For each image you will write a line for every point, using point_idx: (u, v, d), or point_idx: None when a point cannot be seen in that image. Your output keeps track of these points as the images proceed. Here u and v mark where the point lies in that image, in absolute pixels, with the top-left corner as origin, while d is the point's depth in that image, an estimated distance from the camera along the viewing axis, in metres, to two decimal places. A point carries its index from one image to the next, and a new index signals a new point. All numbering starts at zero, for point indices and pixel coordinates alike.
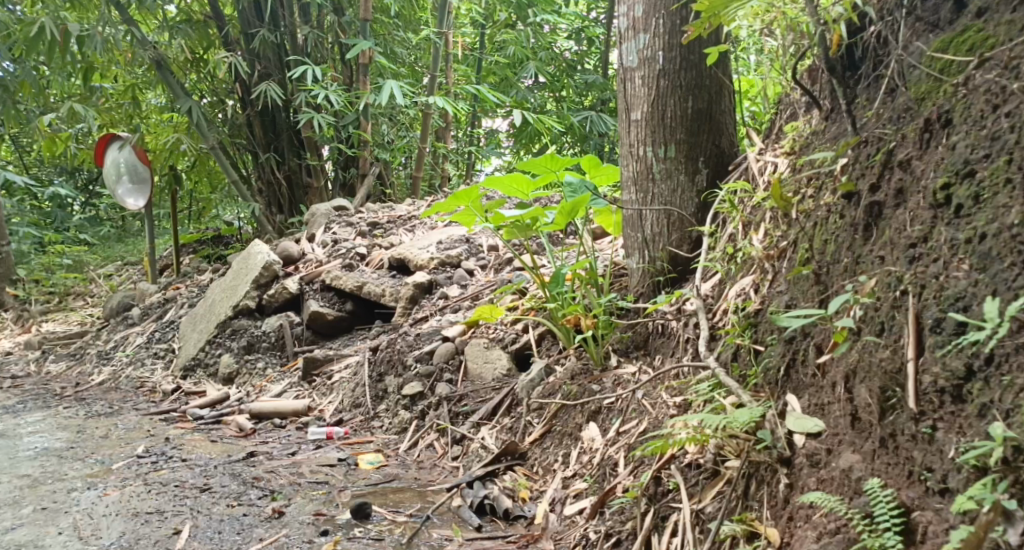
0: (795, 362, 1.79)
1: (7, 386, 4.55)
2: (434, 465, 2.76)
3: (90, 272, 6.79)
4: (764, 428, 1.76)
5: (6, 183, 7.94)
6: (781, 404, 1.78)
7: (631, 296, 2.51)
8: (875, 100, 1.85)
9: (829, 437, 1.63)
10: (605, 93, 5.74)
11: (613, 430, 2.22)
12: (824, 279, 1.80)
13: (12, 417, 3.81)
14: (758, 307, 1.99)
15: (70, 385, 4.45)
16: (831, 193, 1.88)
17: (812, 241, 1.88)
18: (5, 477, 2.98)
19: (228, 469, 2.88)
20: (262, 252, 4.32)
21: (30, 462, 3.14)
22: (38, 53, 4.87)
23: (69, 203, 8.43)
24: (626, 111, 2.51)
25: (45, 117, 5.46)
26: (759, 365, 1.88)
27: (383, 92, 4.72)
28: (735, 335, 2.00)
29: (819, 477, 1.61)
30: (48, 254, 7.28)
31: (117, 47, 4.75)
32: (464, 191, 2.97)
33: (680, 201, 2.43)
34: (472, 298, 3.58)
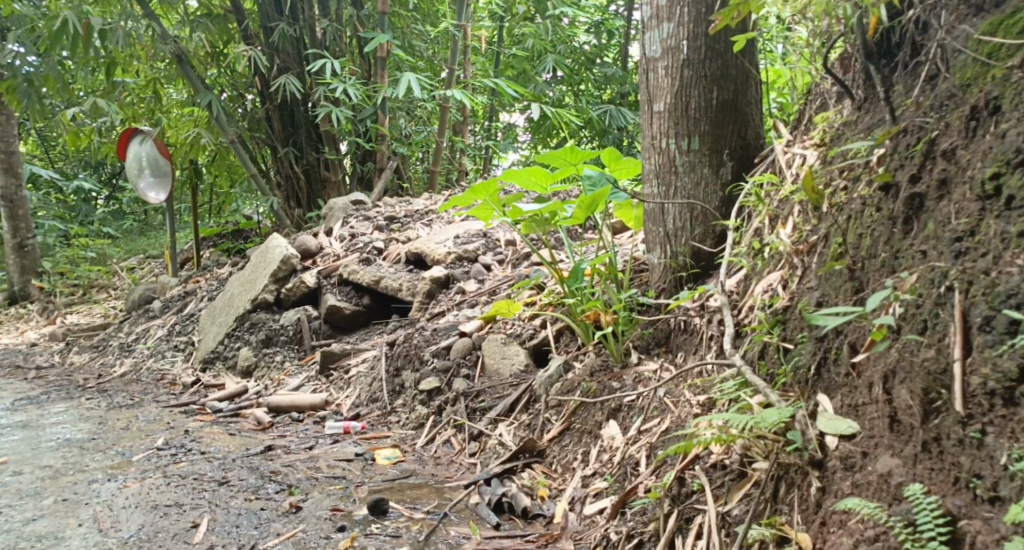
0: (826, 361, 1.74)
1: (30, 377, 4.56)
2: (451, 461, 2.72)
3: (112, 264, 6.81)
4: (794, 428, 1.71)
5: (30, 176, 7.99)
6: (812, 405, 1.73)
7: (652, 292, 2.46)
8: (914, 89, 1.79)
9: (864, 440, 1.59)
10: (624, 85, 5.76)
11: (634, 428, 2.18)
12: (859, 275, 1.74)
13: (34, 408, 3.82)
14: (787, 303, 1.93)
15: (92, 376, 4.46)
16: (866, 186, 1.82)
17: (846, 234, 1.82)
18: (26, 468, 2.98)
19: (247, 462, 2.86)
20: (280, 246, 4.29)
21: (51, 452, 3.13)
22: (61, 47, 4.88)
23: (93, 197, 8.49)
24: (649, 103, 2.46)
25: (69, 111, 5.48)
26: (788, 364, 1.83)
27: (401, 85, 4.68)
28: (762, 332, 1.94)
29: (853, 481, 1.56)
30: (71, 247, 7.33)
31: (138, 40, 4.75)
32: (482, 184, 2.93)
33: (704, 195, 2.38)
34: (489, 293, 3.54)
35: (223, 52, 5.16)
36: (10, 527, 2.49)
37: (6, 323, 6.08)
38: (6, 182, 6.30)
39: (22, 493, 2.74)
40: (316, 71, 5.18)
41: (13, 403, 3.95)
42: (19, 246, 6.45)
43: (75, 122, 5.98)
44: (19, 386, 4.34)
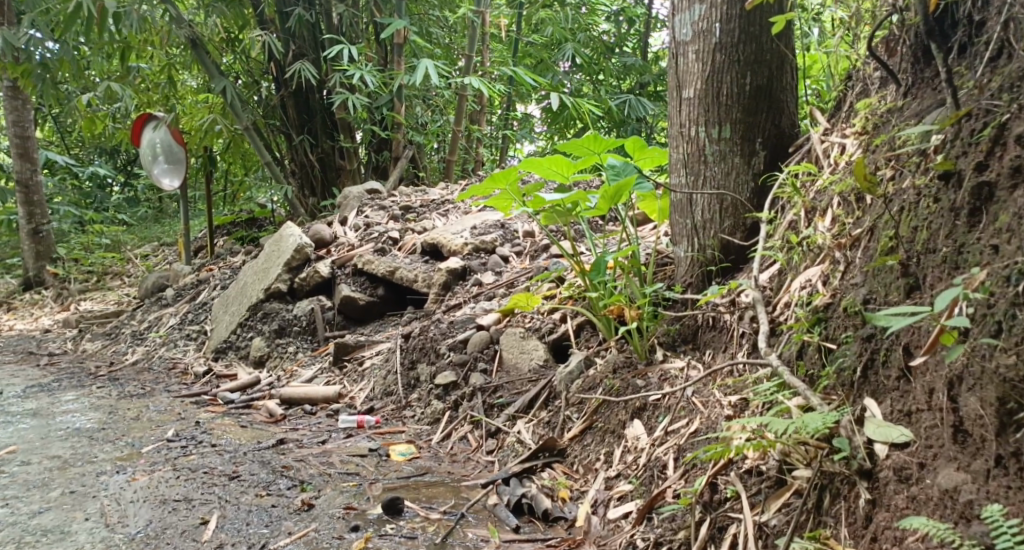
0: (873, 364, 1.65)
1: (42, 364, 4.51)
2: (468, 459, 2.64)
3: (126, 252, 6.77)
4: (840, 435, 1.62)
5: (45, 162, 7.95)
6: (858, 409, 1.64)
7: (678, 286, 2.37)
8: (977, 71, 1.69)
9: (921, 451, 1.51)
10: (644, 76, 5.58)
11: (661, 428, 2.09)
12: (914, 271, 1.65)
13: (45, 396, 3.77)
14: (828, 300, 1.84)
15: (104, 364, 4.41)
16: (921, 175, 1.72)
17: (898, 227, 1.72)
18: (34, 458, 2.92)
19: (258, 456, 2.79)
20: (295, 235, 4.22)
21: (60, 442, 3.07)
22: (76, 32, 4.82)
23: (109, 184, 8.46)
24: (677, 89, 2.36)
25: (84, 97, 5.42)
26: (831, 365, 1.74)
27: (418, 72, 4.58)
28: (802, 331, 1.85)
29: (909, 495, 1.49)
30: (87, 233, 7.29)
31: (153, 24, 4.69)
32: (501, 172, 2.84)
33: (735, 185, 2.28)
34: (507, 285, 3.45)
35: (238, 37, 5.13)
36: (16, 520, 2.43)
37: (19, 309, 6.05)
38: (21, 167, 6.26)
39: (29, 485, 2.68)
40: (332, 57, 5.09)
41: (24, 390, 3.90)
42: (33, 232, 6.41)
43: (90, 108, 5.92)
44: (31, 373, 4.30)
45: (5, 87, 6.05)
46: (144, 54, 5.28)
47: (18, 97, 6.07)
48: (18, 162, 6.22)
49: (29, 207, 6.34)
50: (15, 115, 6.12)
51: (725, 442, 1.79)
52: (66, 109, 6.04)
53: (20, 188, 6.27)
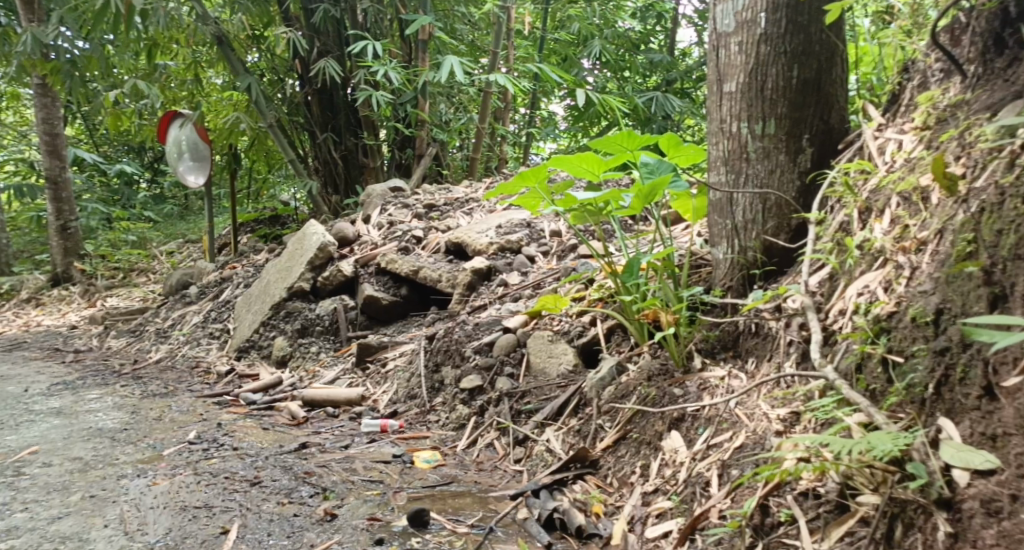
0: (947, 381, 1.58)
1: (66, 361, 4.47)
2: (495, 467, 2.55)
3: (152, 249, 6.73)
4: (913, 459, 1.55)
5: (72, 159, 7.92)
6: (932, 430, 1.57)
7: (717, 289, 2.25)
8: None
9: (1012, 481, 1.43)
10: (670, 72, 5.45)
11: (702, 440, 1.99)
12: (999, 279, 1.55)
13: (68, 394, 3.71)
14: (892, 309, 1.74)
15: (128, 362, 4.35)
16: (1004, 173, 1.62)
17: (979, 229, 1.61)
18: (56, 460, 2.85)
19: (280, 461, 2.70)
20: (318, 233, 4.14)
21: (82, 443, 3.01)
22: (103, 28, 4.76)
23: (136, 180, 8.45)
24: (719, 82, 2.24)
25: (111, 93, 5.38)
26: (899, 381, 1.66)
27: (444, 68, 4.48)
28: (863, 341, 1.76)
29: (999, 530, 1.42)
30: (114, 230, 7.28)
31: (178, 22, 4.61)
32: (530, 170, 2.73)
33: (779, 184, 2.16)
34: (534, 287, 3.34)
35: (263, 35, 5.05)
36: (34, 526, 2.36)
37: (47, 305, 6.03)
38: (49, 164, 6.22)
39: (49, 488, 2.61)
40: (358, 54, 5.01)
41: (48, 388, 3.85)
42: (61, 228, 6.37)
43: (116, 104, 5.87)
44: (56, 370, 4.25)
45: (34, 83, 6.01)
46: (171, 52, 5.20)
47: (48, 93, 6.03)
48: (48, 159, 6.19)
49: (56, 204, 6.30)
50: (44, 112, 6.07)
51: (778, 461, 1.71)
52: (92, 105, 5.99)
53: (50, 185, 6.24)
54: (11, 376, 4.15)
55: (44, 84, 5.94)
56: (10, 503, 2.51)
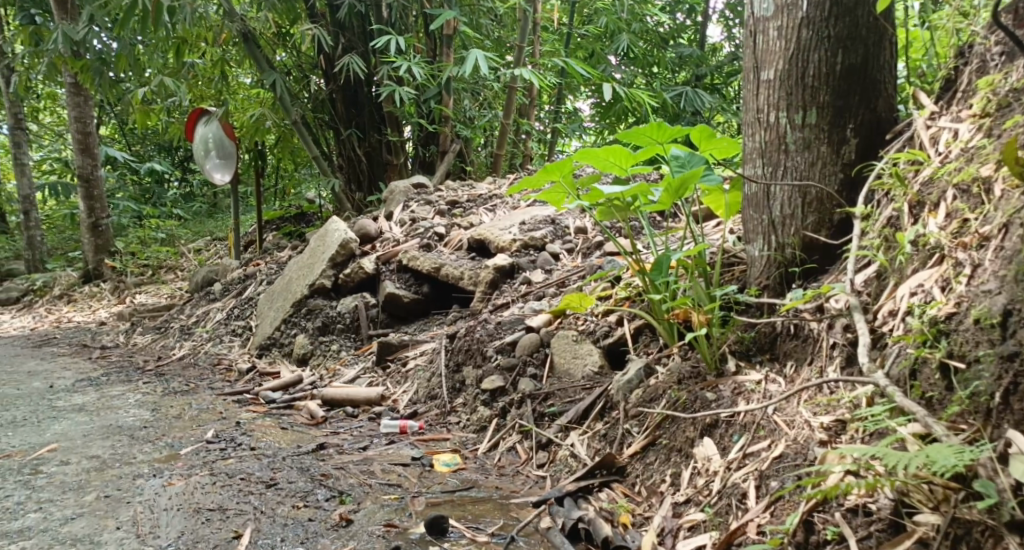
0: (1015, 391, 1.50)
1: (93, 357, 4.44)
2: (516, 472, 2.44)
3: (181, 246, 6.71)
4: (980, 475, 1.48)
5: (104, 157, 7.93)
6: (999, 443, 1.49)
7: (752, 288, 2.14)
8: None
9: None
10: (700, 67, 5.31)
11: (739, 448, 1.88)
12: None
13: (91, 391, 3.66)
14: (951, 311, 1.65)
15: (153, 358, 4.31)
16: None
17: None
18: (74, 458, 2.79)
19: (297, 462, 2.62)
20: (339, 229, 4.05)
21: (101, 441, 2.95)
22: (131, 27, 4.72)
23: (167, 179, 8.54)
24: (755, 70, 2.12)
25: (138, 91, 5.34)
26: (961, 390, 1.58)
27: (467, 63, 4.38)
28: (918, 344, 1.67)
29: None
30: (143, 227, 7.28)
31: (202, 20, 4.56)
32: (554, 163, 2.63)
33: (820, 177, 2.04)
34: (558, 285, 3.24)
35: (288, 33, 5.00)
36: (46, 527, 2.29)
37: (78, 301, 6.03)
38: (82, 162, 6.22)
39: (64, 487, 2.55)
40: (381, 49, 4.93)
41: (74, 384, 3.81)
42: (92, 225, 6.36)
43: (144, 102, 5.83)
44: (82, 366, 4.22)
45: (66, 82, 5.99)
46: (198, 50, 5.15)
47: (81, 92, 6.01)
48: (80, 157, 6.17)
49: (88, 201, 6.29)
50: (77, 111, 6.06)
51: (824, 475, 1.62)
52: (122, 102, 5.96)
53: (82, 182, 6.22)
54: (36, 371, 4.12)
55: (76, 83, 5.93)
56: (23, 503, 2.45)
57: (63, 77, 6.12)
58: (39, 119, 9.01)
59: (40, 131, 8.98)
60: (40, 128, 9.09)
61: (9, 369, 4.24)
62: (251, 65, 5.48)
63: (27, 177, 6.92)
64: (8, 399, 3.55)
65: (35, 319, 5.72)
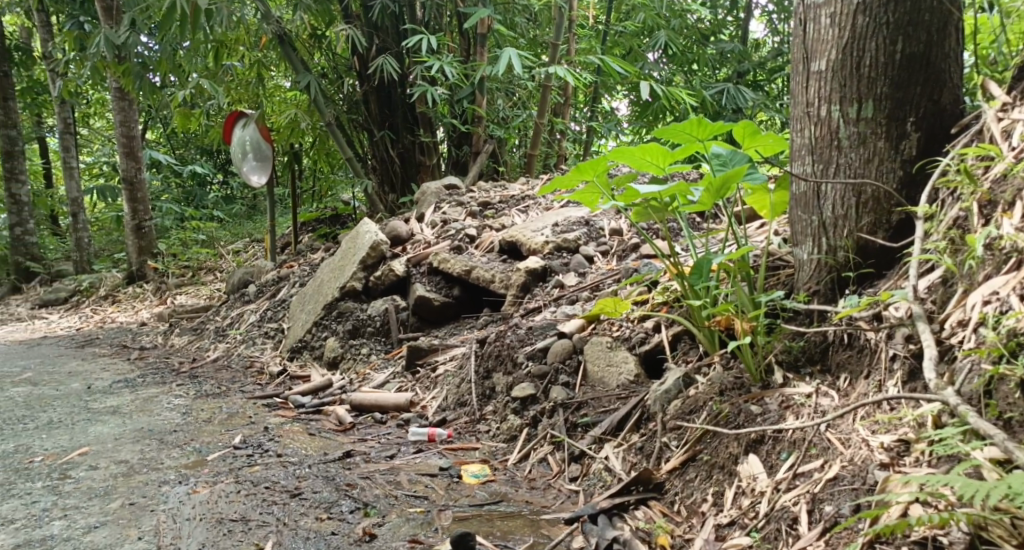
0: None
1: (131, 358, 4.40)
2: (548, 486, 2.32)
3: (220, 247, 6.68)
4: None
5: (149, 159, 7.96)
6: None
7: (801, 294, 2.01)
8: None
9: None
10: (742, 64, 5.18)
11: (789, 467, 1.78)
12: None
13: (126, 392, 3.60)
14: None
15: (188, 360, 4.26)
16: None
17: None
18: (103, 462, 2.64)
19: (322, 471, 2.50)
20: (370, 231, 3.96)
21: (131, 445, 2.80)
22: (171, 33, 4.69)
23: (210, 180, 8.61)
24: (805, 60, 1.99)
25: (176, 94, 5.30)
26: None
27: (501, 62, 4.26)
28: (994, 360, 1.57)
29: None
30: (184, 229, 7.28)
31: (238, 22, 4.50)
32: (588, 162, 2.50)
33: (876, 175, 1.91)
34: (592, 288, 3.12)
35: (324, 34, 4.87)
36: (69, 535, 2.19)
37: (122, 302, 6.02)
38: (127, 165, 6.20)
39: (91, 494, 2.42)
40: (415, 49, 4.83)
41: (111, 385, 3.76)
42: (136, 227, 6.35)
43: (185, 105, 5.80)
44: (120, 367, 4.17)
45: (112, 87, 5.99)
46: (237, 53, 5.10)
47: (125, 97, 6.00)
48: (125, 161, 6.15)
49: (132, 204, 6.27)
50: (122, 116, 6.05)
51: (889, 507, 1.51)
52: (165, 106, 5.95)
53: (127, 185, 6.21)
54: (76, 372, 4.09)
55: (120, 87, 5.92)
56: (49, 510, 2.33)
57: (109, 82, 6.12)
58: (89, 124, 9.09)
59: (89, 136, 9.06)
60: (90, 132, 9.18)
61: (49, 370, 4.20)
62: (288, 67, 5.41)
63: (76, 180, 6.99)
64: (45, 401, 3.50)
65: (80, 320, 5.72)
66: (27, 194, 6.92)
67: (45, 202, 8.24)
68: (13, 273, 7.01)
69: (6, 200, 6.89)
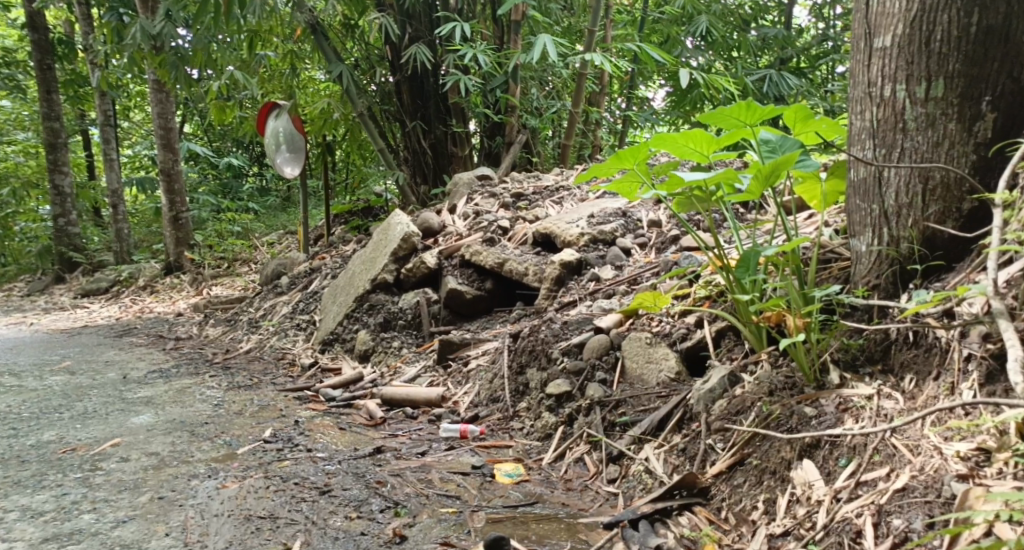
0: None
1: (166, 349, 4.37)
2: (586, 487, 2.21)
3: (255, 239, 6.65)
4: None
5: (185, 151, 7.96)
6: None
7: (860, 288, 1.93)
8: None
9: None
10: (786, 49, 5.05)
11: (850, 474, 1.68)
12: None
13: (160, 383, 3.55)
14: None
15: (220, 351, 4.20)
16: None
17: None
18: (133, 455, 2.58)
19: (353, 467, 2.41)
20: (402, 222, 3.86)
21: (163, 437, 2.74)
22: (204, 22, 4.62)
23: (245, 172, 8.61)
24: (868, 37, 1.90)
25: (209, 84, 5.24)
26: None
27: (536, 48, 4.12)
28: None
29: None
30: (219, 220, 7.25)
31: (272, 10, 4.42)
32: (628, 150, 2.37)
33: (946, 160, 1.82)
34: (630, 282, 2.99)
35: (356, 24, 4.77)
36: (96, 530, 2.12)
37: (160, 292, 6.01)
38: (164, 156, 6.17)
39: (119, 486, 2.35)
40: (448, 37, 4.72)
41: (145, 376, 3.71)
42: (173, 218, 6.34)
43: (220, 96, 5.75)
44: (155, 357, 4.13)
45: (150, 78, 5.97)
46: (270, 43, 5.02)
47: (163, 89, 5.98)
48: (162, 152, 6.13)
49: (170, 195, 6.26)
50: (160, 107, 6.03)
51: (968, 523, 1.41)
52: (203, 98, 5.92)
53: (164, 176, 6.19)
54: (112, 362, 4.05)
55: (157, 79, 5.89)
56: (78, 502, 2.27)
57: (147, 74, 6.10)
58: (129, 117, 9.12)
59: (129, 128, 9.10)
60: (130, 124, 9.21)
61: (86, 359, 4.18)
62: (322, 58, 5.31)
63: (115, 171, 7.01)
64: (82, 390, 3.47)
65: (119, 310, 5.71)
66: (68, 185, 6.95)
67: (86, 194, 8.29)
68: (55, 263, 7.05)
69: (49, 191, 6.92)
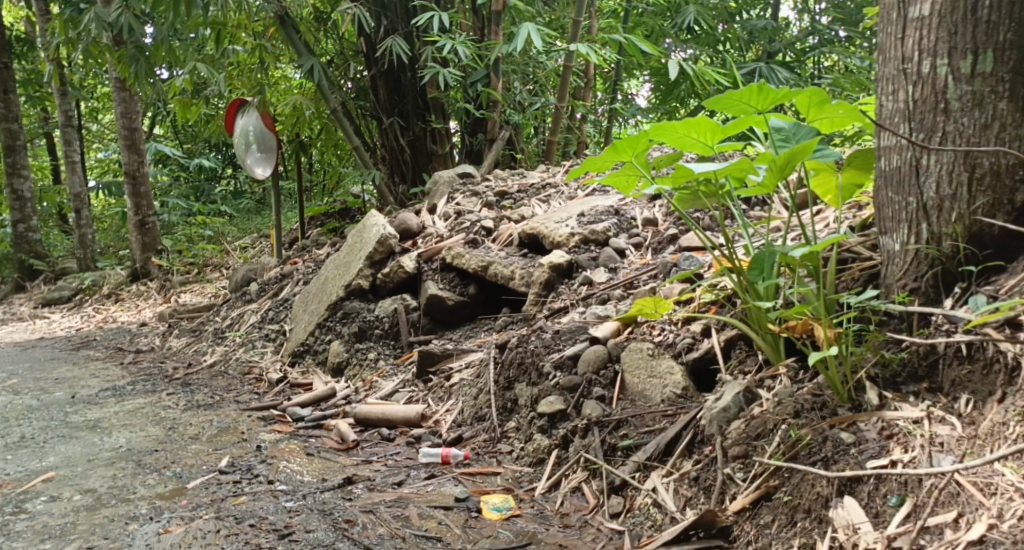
0: None
1: (125, 363, 4.06)
2: (585, 523, 1.96)
3: (227, 243, 6.34)
4: None
5: (154, 152, 7.65)
6: None
7: (898, 293, 1.73)
8: None
9: None
10: (774, 43, 4.81)
11: (906, 517, 1.52)
12: None
13: (111, 403, 3.25)
14: None
15: (182, 365, 3.91)
16: None
17: None
18: (66, 493, 2.29)
19: (319, 503, 2.14)
20: (377, 224, 3.57)
21: (103, 470, 2.45)
22: (163, 14, 4.31)
23: (218, 175, 8.29)
24: (902, 6, 1.73)
25: (174, 81, 4.94)
26: None
27: (518, 37, 3.84)
28: None
29: None
30: (189, 224, 6.94)
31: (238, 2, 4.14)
32: (624, 139, 2.11)
33: (996, 143, 1.64)
34: (625, 286, 2.74)
35: (329, 17, 4.54)
36: None
37: (125, 300, 5.69)
38: (129, 158, 5.85)
39: (44, 535, 2.06)
40: (425, 29, 4.46)
41: (96, 394, 3.42)
42: (139, 222, 6.03)
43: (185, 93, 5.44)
44: (111, 373, 3.84)
45: (113, 78, 5.66)
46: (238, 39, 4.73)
47: (127, 88, 5.68)
48: (126, 154, 5.81)
49: (135, 198, 5.95)
50: (123, 107, 5.73)
51: None
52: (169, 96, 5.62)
53: (129, 179, 5.87)
54: (63, 379, 3.75)
55: (120, 78, 5.58)
56: None
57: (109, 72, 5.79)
58: (96, 119, 8.78)
59: (97, 131, 8.76)
60: (98, 127, 8.88)
61: (36, 375, 3.88)
62: (294, 55, 5.03)
63: (80, 175, 6.69)
64: (24, 412, 3.17)
65: (82, 320, 5.40)
66: (29, 190, 6.60)
67: (50, 198, 7.95)
68: (16, 271, 6.71)
69: (8, 196, 6.58)
